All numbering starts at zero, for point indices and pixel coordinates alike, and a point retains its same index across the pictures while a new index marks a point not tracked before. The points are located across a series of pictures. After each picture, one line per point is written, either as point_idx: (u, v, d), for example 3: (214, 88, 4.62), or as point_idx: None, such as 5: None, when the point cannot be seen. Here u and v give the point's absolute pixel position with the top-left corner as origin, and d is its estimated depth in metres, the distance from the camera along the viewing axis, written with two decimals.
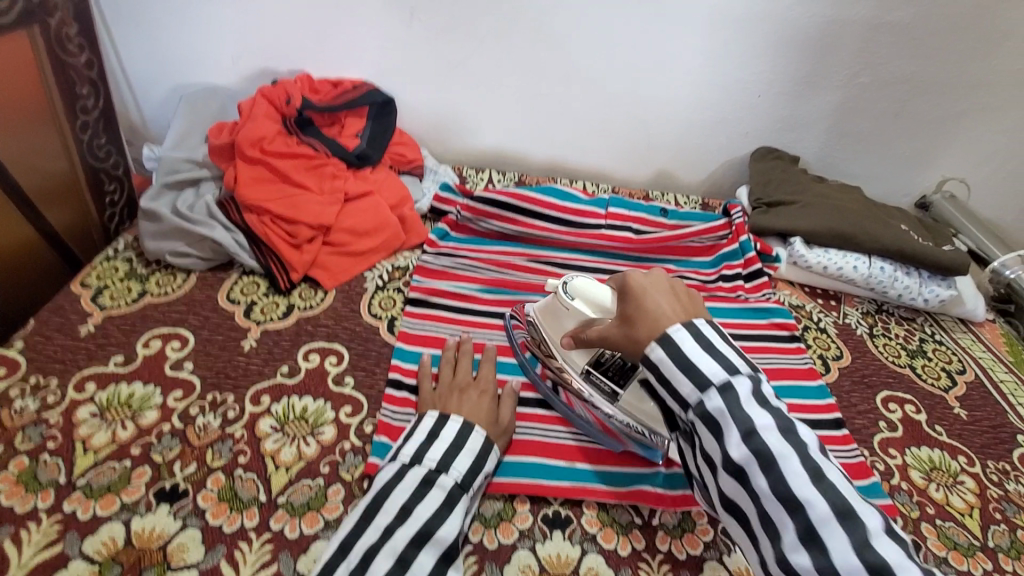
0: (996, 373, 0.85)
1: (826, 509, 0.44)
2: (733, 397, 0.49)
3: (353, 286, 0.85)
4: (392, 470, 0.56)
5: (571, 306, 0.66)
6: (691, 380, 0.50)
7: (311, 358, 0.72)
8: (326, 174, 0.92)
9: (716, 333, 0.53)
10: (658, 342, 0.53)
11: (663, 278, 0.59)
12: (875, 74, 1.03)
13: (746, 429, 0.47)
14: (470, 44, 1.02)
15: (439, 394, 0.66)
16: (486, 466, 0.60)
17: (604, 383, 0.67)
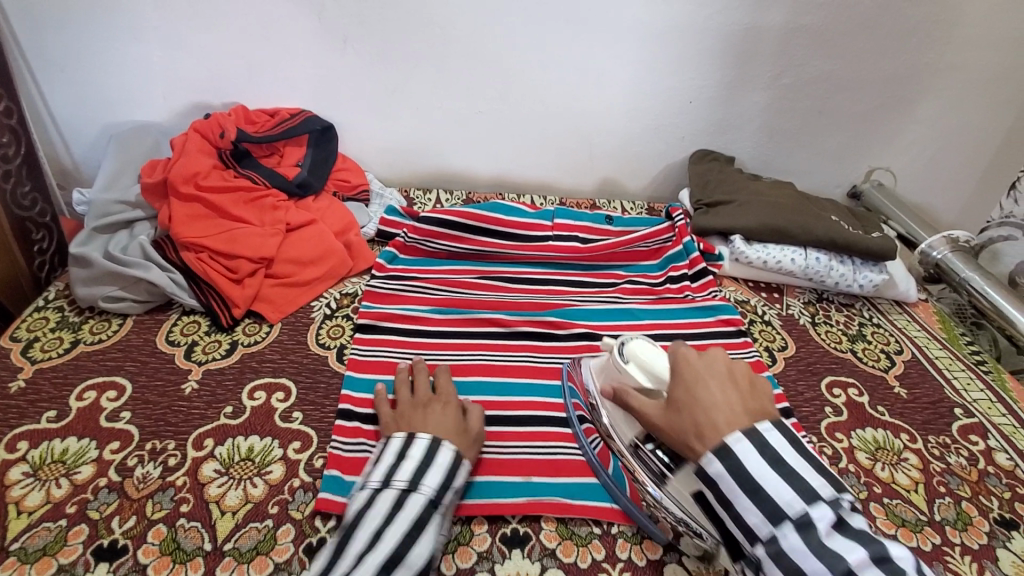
0: (931, 351, 0.89)
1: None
2: (813, 533, 0.46)
3: (299, 317, 0.83)
4: (363, 497, 0.55)
5: (625, 368, 0.62)
6: (761, 508, 0.48)
7: (257, 396, 0.70)
8: (266, 206, 0.90)
9: (785, 440, 0.50)
10: (715, 455, 0.50)
11: (720, 362, 0.55)
12: (796, 75, 1.08)
13: (838, 568, 0.44)
14: (406, 67, 1.03)
15: (401, 416, 0.64)
16: (457, 481, 0.58)
17: (652, 462, 0.60)
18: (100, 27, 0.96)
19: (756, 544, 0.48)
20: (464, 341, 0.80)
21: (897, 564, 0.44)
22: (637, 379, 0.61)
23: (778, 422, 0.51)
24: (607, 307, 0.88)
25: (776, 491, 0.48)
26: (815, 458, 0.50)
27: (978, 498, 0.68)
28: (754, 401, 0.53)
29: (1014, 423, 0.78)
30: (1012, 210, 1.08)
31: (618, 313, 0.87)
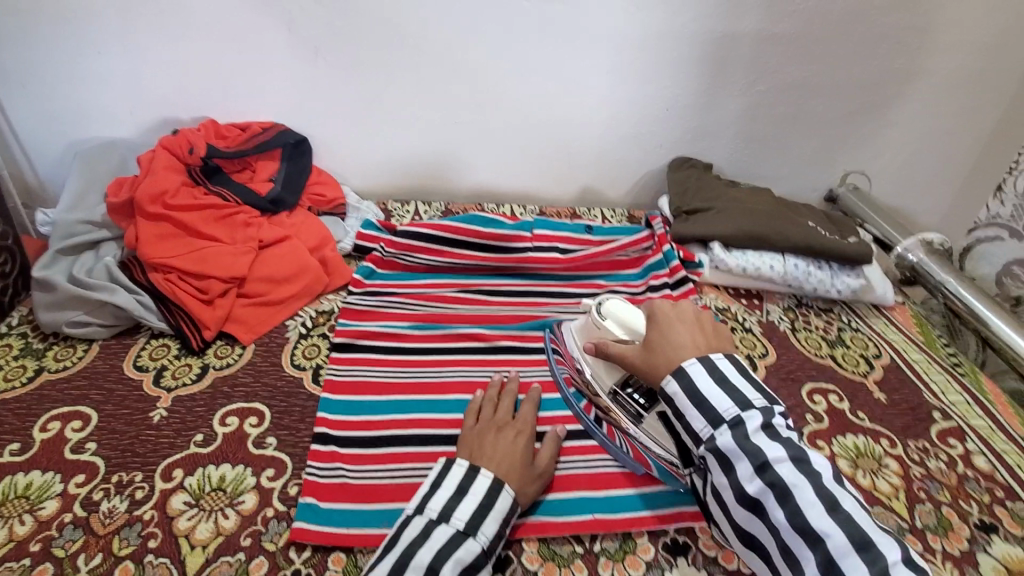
0: (909, 355, 0.89)
1: (841, 537, 0.48)
2: (743, 432, 0.54)
3: (273, 337, 0.80)
4: (417, 526, 0.54)
5: (604, 325, 0.69)
6: (705, 416, 0.55)
7: (229, 421, 0.68)
8: (238, 223, 0.88)
9: (731, 366, 0.58)
10: (673, 376, 0.58)
11: (689, 313, 0.65)
12: (770, 82, 1.09)
13: (758, 462, 0.52)
14: (380, 79, 1.02)
15: (477, 432, 0.64)
16: (498, 507, 0.56)
17: (631, 405, 0.68)
18: (64, 41, 0.93)
19: (699, 445, 0.56)
20: (444, 357, 0.79)
21: (810, 463, 0.52)
22: (615, 333, 0.68)
23: (731, 355, 0.60)
24: None
25: (719, 402, 0.56)
26: (754, 379, 0.58)
27: (959, 503, 0.68)
28: (713, 343, 0.63)
29: (991, 425, 0.78)
30: (999, 210, 1.08)
31: None
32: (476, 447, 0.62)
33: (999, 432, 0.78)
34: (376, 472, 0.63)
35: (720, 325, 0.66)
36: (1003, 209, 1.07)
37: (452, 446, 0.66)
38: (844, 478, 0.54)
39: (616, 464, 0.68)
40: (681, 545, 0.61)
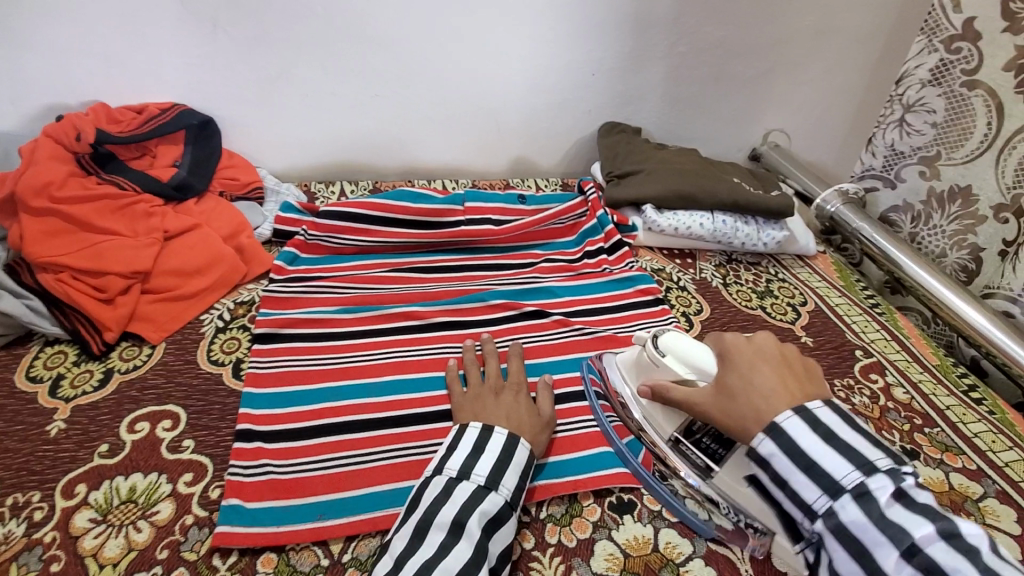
0: (832, 299, 0.93)
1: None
2: (872, 503, 0.44)
3: (186, 333, 0.74)
4: (438, 485, 0.53)
5: (663, 363, 0.60)
6: (817, 485, 0.46)
7: (139, 428, 0.62)
8: (139, 213, 0.80)
9: (839, 418, 0.49)
10: (766, 432, 0.49)
11: (770, 348, 0.55)
12: (690, 42, 1.10)
13: (901, 542, 0.42)
14: (287, 53, 0.94)
15: (473, 396, 0.64)
16: (518, 458, 0.57)
17: (696, 456, 0.58)
18: None
19: (813, 519, 0.47)
20: (377, 338, 0.75)
21: (966, 537, 0.42)
22: (678, 370, 0.59)
23: (829, 401, 0.50)
24: (525, 288, 0.86)
25: (833, 465, 0.46)
26: (872, 435, 0.48)
27: (883, 433, 0.71)
28: (806, 386, 0.52)
29: (908, 357, 0.83)
30: (871, 162, 1.12)
31: (537, 294, 0.86)
32: (479, 412, 0.62)
33: (914, 363, 0.82)
34: (307, 464, 0.59)
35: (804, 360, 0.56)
36: (875, 162, 1.11)
37: (390, 428, 0.63)
38: (1002, 549, 0.43)
39: (597, 427, 0.67)
40: (627, 502, 0.61)
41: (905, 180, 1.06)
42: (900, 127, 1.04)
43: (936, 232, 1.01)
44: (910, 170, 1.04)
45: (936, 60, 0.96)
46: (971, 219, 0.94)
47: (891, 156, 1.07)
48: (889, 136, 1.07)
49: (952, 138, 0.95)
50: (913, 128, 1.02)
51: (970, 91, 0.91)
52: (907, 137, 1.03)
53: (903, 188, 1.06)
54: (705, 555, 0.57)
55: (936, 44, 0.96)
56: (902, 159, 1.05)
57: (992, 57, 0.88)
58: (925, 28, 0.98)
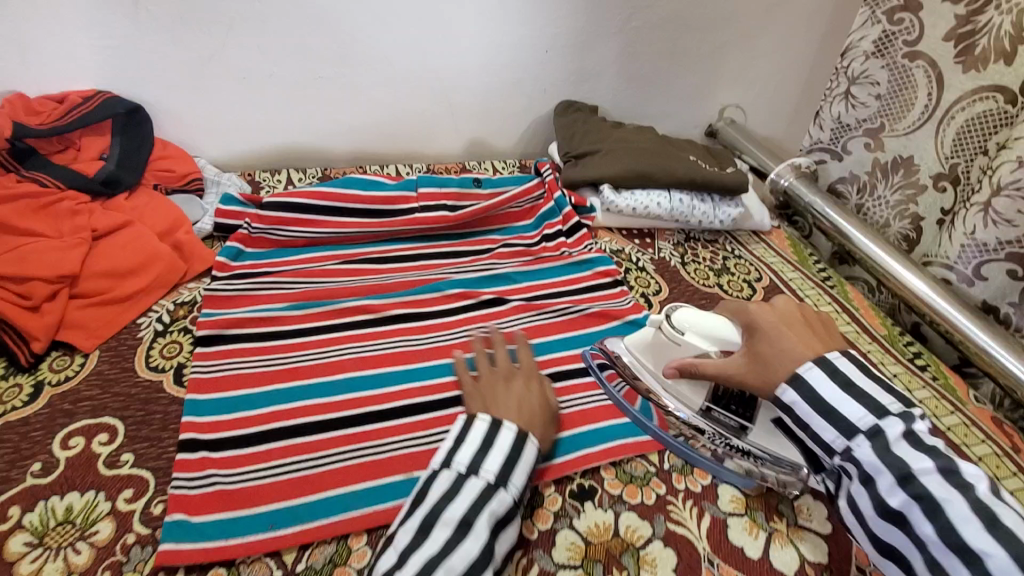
0: (786, 274, 0.95)
1: (1005, 557, 0.43)
2: (883, 441, 0.50)
3: (123, 339, 0.69)
4: (447, 481, 0.52)
5: (684, 341, 0.61)
6: (836, 427, 0.52)
7: (73, 443, 0.58)
8: (62, 211, 0.74)
9: (855, 368, 0.55)
10: (788, 384, 0.55)
11: (788, 309, 0.62)
12: (644, 17, 1.08)
13: (902, 473, 0.48)
14: (218, 32, 0.88)
15: (482, 388, 0.64)
16: (527, 454, 0.56)
17: (730, 419, 0.61)
18: None
19: (832, 456, 0.53)
20: (329, 335, 0.72)
21: (964, 475, 0.47)
22: (701, 345, 0.61)
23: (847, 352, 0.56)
24: (483, 276, 0.85)
25: (850, 409, 0.52)
26: (889, 385, 0.54)
27: None
28: (824, 341, 0.59)
29: (857, 328, 0.86)
30: (819, 136, 1.12)
31: (494, 282, 0.84)
32: (489, 402, 0.62)
33: (863, 334, 0.85)
34: (256, 472, 0.57)
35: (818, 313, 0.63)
36: (822, 135, 1.12)
37: (344, 430, 0.62)
38: (1003, 493, 0.48)
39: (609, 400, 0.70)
40: (587, 489, 0.61)
41: (851, 152, 1.07)
42: (846, 100, 1.05)
43: (880, 203, 1.03)
44: (856, 142, 1.05)
45: (879, 31, 0.96)
46: (913, 189, 0.97)
47: (838, 129, 1.07)
48: (835, 109, 1.08)
49: (895, 110, 0.97)
50: (858, 101, 1.02)
51: (912, 62, 0.93)
52: (853, 110, 1.04)
53: (848, 160, 1.08)
54: (664, 536, 0.57)
55: (879, 15, 0.96)
56: (848, 131, 1.06)
57: (932, 27, 0.89)
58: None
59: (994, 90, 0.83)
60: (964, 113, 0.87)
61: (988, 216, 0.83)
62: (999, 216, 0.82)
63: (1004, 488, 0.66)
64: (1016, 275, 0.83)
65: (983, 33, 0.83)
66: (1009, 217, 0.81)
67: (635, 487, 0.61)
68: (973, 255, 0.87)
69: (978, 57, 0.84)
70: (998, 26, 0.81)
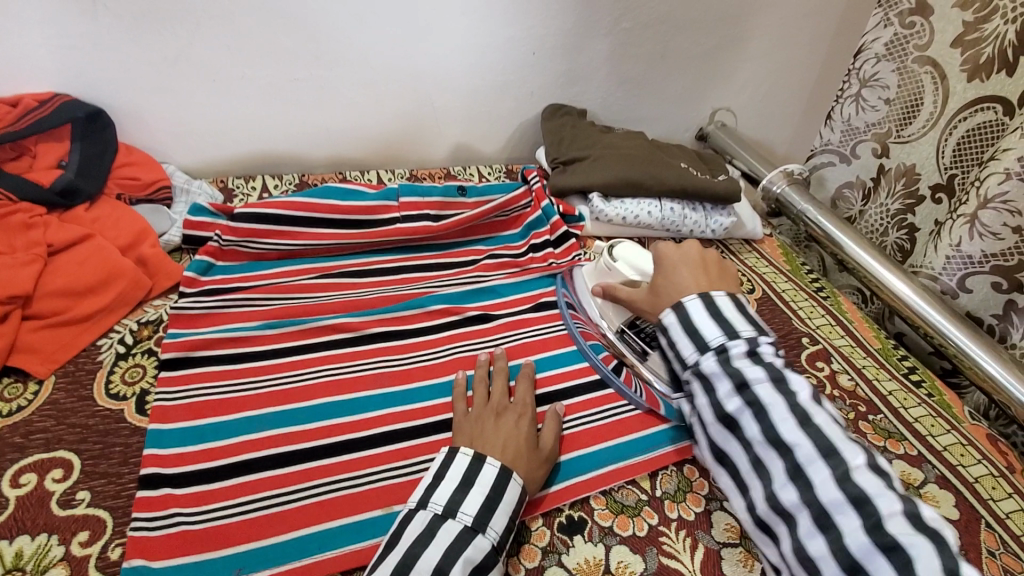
0: (778, 285, 0.93)
1: (810, 448, 0.53)
2: (727, 357, 0.60)
3: (81, 363, 0.65)
4: (422, 522, 0.51)
5: (615, 268, 0.78)
6: (693, 345, 0.62)
7: (24, 480, 0.54)
8: (16, 225, 0.70)
9: (728, 302, 0.64)
10: (671, 309, 0.65)
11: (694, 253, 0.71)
12: (635, 18, 1.05)
13: (739, 381, 0.58)
14: (185, 33, 0.83)
15: (473, 419, 0.61)
16: (509, 496, 0.54)
17: (637, 343, 0.74)
18: None
19: (687, 368, 0.63)
20: (305, 356, 0.68)
21: (789, 384, 0.57)
22: (626, 274, 0.77)
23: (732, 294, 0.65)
24: (468, 290, 0.81)
25: (708, 331, 0.62)
26: (748, 315, 0.64)
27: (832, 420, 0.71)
28: (718, 281, 0.69)
29: (851, 342, 0.84)
30: (829, 137, 1.09)
31: (479, 296, 0.81)
32: (476, 436, 0.59)
33: (857, 348, 0.83)
34: (223, 509, 0.53)
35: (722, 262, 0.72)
36: (832, 136, 1.09)
37: (319, 461, 0.58)
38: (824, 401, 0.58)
39: (613, 416, 0.68)
40: (576, 521, 0.58)
41: (859, 156, 1.04)
42: (856, 103, 1.02)
43: (880, 211, 1.02)
44: (864, 146, 1.03)
45: (890, 34, 0.94)
46: (911, 198, 0.96)
47: (848, 131, 1.05)
48: (846, 111, 1.05)
49: (900, 115, 0.95)
50: (868, 104, 1.00)
51: (920, 67, 0.91)
52: (862, 113, 1.01)
53: (856, 164, 1.05)
54: (657, 571, 0.54)
55: (890, 18, 0.94)
56: (857, 135, 1.03)
57: (942, 32, 0.87)
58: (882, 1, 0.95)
59: (993, 101, 0.82)
60: (965, 124, 0.86)
61: (974, 229, 0.82)
62: (985, 228, 0.80)
63: (999, 510, 0.65)
64: (1000, 288, 0.82)
65: (988, 41, 0.81)
66: (995, 230, 0.79)
67: (627, 518, 0.59)
68: (958, 266, 0.86)
69: (982, 66, 0.82)
70: (1003, 35, 0.79)
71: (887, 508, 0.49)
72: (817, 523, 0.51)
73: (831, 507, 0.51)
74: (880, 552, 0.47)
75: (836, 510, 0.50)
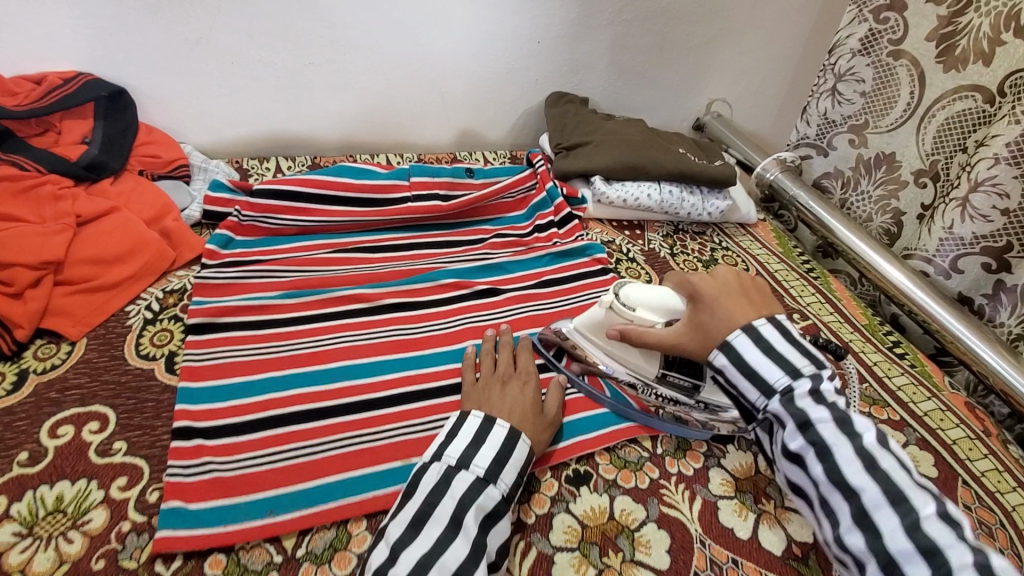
0: (772, 266, 0.97)
1: (877, 494, 0.50)
2: (791, 401, 0.55)
3: (110, 328, 0.68)
4: (437, 473, 0.53)
5: (636, 314, 0.67)
6: (753, 385, 0.57)
7: (62, 432, 0.57)
8: (45, 197, 0.73)
9: (778, 333, 0.58)
10: (719, 350, 0.59)
11: (728, 278, 0.64)
12: (636, 9, 1.09)
13: (801, 422, 0.54)
14: (206, 15, 0.86)
15: (481, 387, 0.64)
16: (518, 453, 0.56)
17: (683, 381, 0.69)
18: None
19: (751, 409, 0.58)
20: (324, 323, 0.72)
21: (855, 426, 0.53)
22: (651, 319, 0.66)
23: (777, 319, 0.60)
24: (476, 266, 0.85)
25: (768, 371, 0.56)
26: (803, 346, 0.58)
27: None
28: (763, 307, 0.62)
29: (840, 318, 0.88)
30: (806, 131, 1.14)
31: (487, 272, 0.85)
32: (485, 402, 0.62)
33: (846, 324, 0.87)
34: (254, 458, 0.57)
35: (757, 281, 0.65)
36: (809, 130, 1.14)
37: (339, 417, 0.62)
38: (890, 441, 0.54)
39: (576, 393, 0.70)
40: (583, 474, 0.62)
41: (836, 148, 1.09)
42: (832, 97, 1.07)
43: (863, 198, 1.06)
44: (840, 138, 1.08)
45: (865, 29, 0.98)
46: (895, 184, 1.00)
47: (825, 125, 1.10)
48: (822, 104, 1.10)
49: (878, 107, 1.00)
50: (844, 97, 1.05)
51: (896, 60, 0.95)
52: (839, 106, 1.06)
53: (833, 155, 1.10)
54: (658, 518, 0.58)
55: (865, 14, 0.98)
56: (834, 127, 1.08)
57: (917, 27, 0.92)
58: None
59: (974, 90, 0.86)
60: (944, 112, 0.90)
61: (966, 211, 0.86)
62: (976, 211, 0.85)
63: (975, 469, 0.69)
64: (991, 268, 0.87)
65: (963, 34, 0.86)
66: (985, 212, 0.84)
67: (630, 472, 0.63)
68: (951, 247, 0.90)
69: (958, 58, 0.87)
70: (977, 28, 0.84)
71: (958, 559, 0.46)
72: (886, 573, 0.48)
73: (900, 557, 0.47)
74: None
75: (907, 560, 0.47)
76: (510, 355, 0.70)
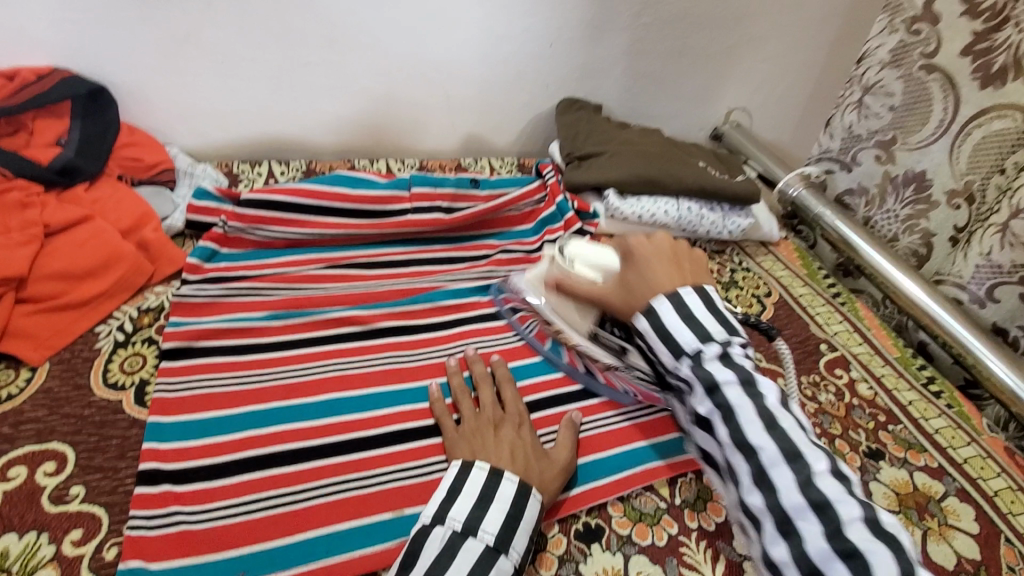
0: (795, 290, 0.91)
1: (775, 452, 0.49)
2: (701, 365, 0.54)
3: (77, 351, 0.62)
4: (441, 540, 0.47)
5: (574, 269, 0.68)
6: (668, 349, 0.56)
7: (14, 474, 0.51)
8: (11, 204, 0.67)
9: (699, 300, 0.58)
10: (642, 315, 0.59)
11: (666, 243, 0.65)
12: (654, 13, 1.02)
13: (708, 385, 0.53)
14: (193, 10, 0.80)
15: (471, 433, 0.57)
16: (529, 515, 0.50)
17: (614, 342, 0.68)
18: None
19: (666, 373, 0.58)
20: (312, 350, 0.66)
21: (759, 387, 0.52)
22: (588, 275, 0.67)
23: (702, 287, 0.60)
24: (480, 286, 0.79)
25: (683, 335, 0.56)
26: (721, 314, 0.58)
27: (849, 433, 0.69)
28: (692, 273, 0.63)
29: (870, 349, 0.82)
30: (828, 145, 1.08)
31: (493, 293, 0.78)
32: (478, 451, 0.55)
33: (876, 356, 0.81)
34: (228, 509, 0.51)
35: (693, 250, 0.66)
36: (832, 144, 1.07)
37: (324, 459, 0.56)
38: (792, 404, 0.54)
39: (627, 420, 0.65)
40: (594, 529, 0.56)
41: (859, 163, 1.03)
42: (858, 110, 1.00)
43: (888, 217, 1.00)
44: (865, 153, 1.01)
45: (896, 41, 0.92)
46: (925, 204, 0.93)
47: (849, 139, 1.03)
48: (847, 118, 1.03)
49: (907, 124, 0.93)
50: (870, 111, 0.99)
51: (927, 75, 0.89)
52: (864, 121, 1.00)
53: (857, 171, 1.04)
54: None
55: (898, 24, 0.92)
56: (858, 142, 1.02)
57: (950, 40, 0.85)
58: (888, 6, 0.93)
59: (1014, 108, 0.80)
60: (981, 131, 0.84)
61: (1005, 237, 0.80)
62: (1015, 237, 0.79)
63: (1019, 525, 0.63)
64: None
65: (999, 50, 0.80)
66: None
67: (646, 527, 0.57)
68: (986, 275, 0.84)
69: (995, 75, 0.81)
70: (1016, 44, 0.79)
71: (847, 513, 0.46)
72: (780, 530, 0.48)
73: (793, 513, 0.47)
74: (838, 558, 0.44)
75: (798, 516, 0.47)
76: (501, 390, 0.63)
